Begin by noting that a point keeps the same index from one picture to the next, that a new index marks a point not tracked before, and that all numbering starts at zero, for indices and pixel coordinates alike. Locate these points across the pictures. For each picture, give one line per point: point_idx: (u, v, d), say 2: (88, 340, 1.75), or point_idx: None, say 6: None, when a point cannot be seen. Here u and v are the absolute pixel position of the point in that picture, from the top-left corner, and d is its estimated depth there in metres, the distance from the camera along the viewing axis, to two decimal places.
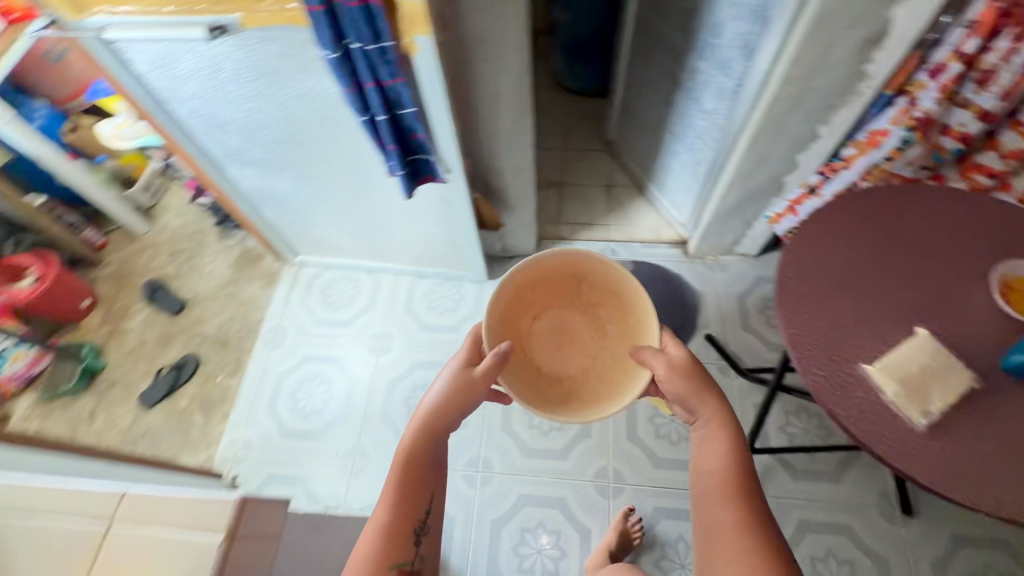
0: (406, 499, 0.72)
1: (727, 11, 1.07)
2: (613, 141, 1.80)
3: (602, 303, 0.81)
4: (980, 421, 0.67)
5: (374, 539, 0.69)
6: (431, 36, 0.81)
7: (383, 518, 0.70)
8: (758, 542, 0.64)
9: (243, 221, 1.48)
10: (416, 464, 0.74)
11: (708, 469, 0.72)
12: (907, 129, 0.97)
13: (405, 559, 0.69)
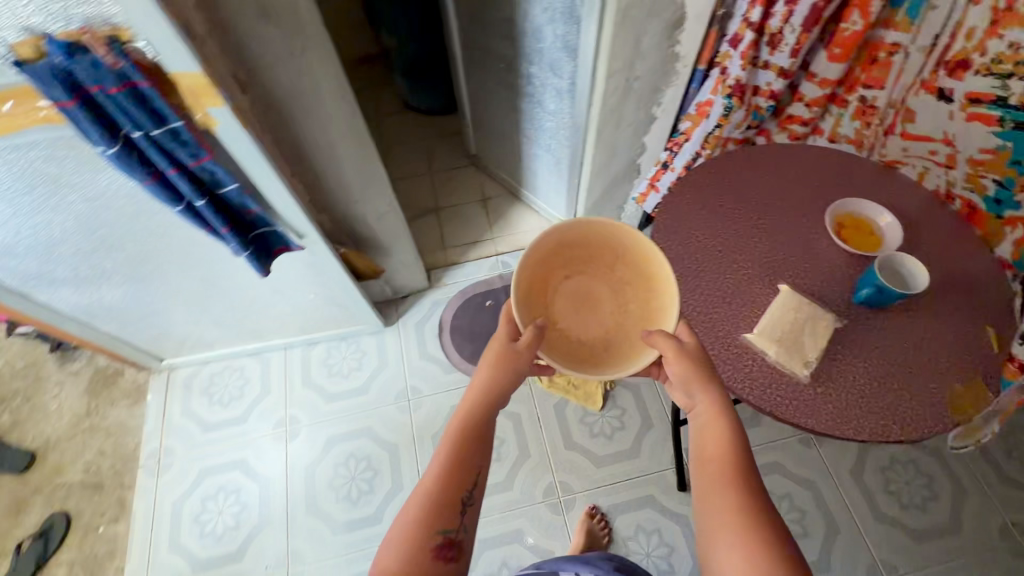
0: (447, 463, 0.58)
1: (540, 15, 1.07)
2: (477, 155, 1.78)
3: (631, 272, 0.69)
4: (850, 357, 0.72)
5: (412, 510, 0.55)
6: (227, 106, 0.70)
7: (424, 483, 0.57)
8: (772, 548, 0.49)
9: (79, 343, 1.26)
10: (464, 425, 0.61)
11: (709, 454, 0.58)
12: (726, 96, 1.02)
13: (448, 529, 0.55)
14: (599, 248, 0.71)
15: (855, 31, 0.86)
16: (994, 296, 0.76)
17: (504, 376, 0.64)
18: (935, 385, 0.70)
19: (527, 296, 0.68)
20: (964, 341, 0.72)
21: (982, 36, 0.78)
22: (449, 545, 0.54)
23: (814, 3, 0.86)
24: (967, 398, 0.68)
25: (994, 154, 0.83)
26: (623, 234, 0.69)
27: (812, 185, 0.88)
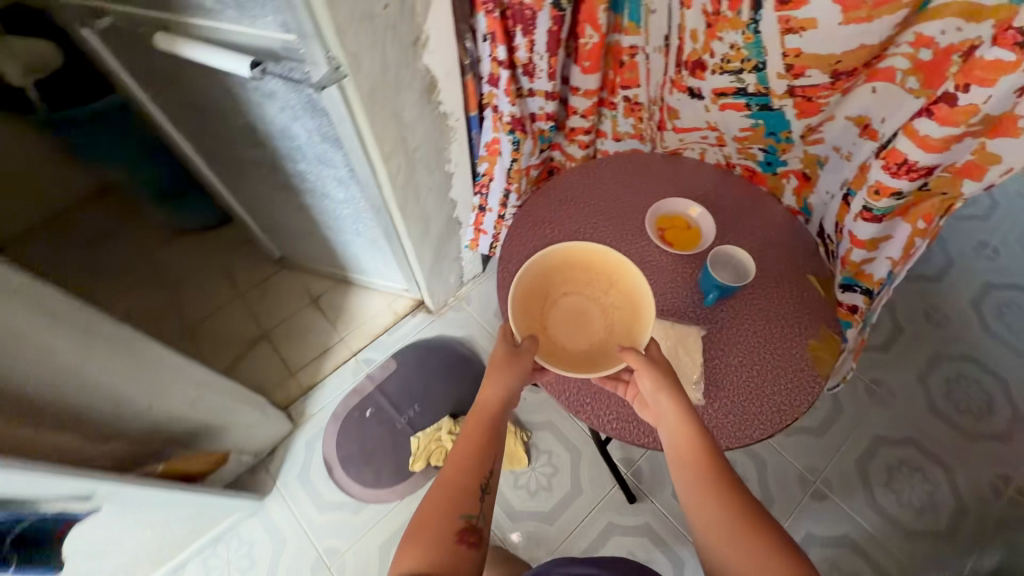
0: (470, 451, 0.70)
1: (279, 114, 0.91)
2: (284, 255, 1.54)
3: (622, 305, 0.75)
4: (727, 357, 0.74)
5: (447, 492, 0.67)
6: None
7: (454, 471, 0.69)
8: (761, 538, 0.59)
9: None
10: (482, 416, 0.72)
11: (684, 454, 0.66)
12: (509, 132, 1.00)
13: (470, 512, 0.67)
14: (593, 271, 0.76)
15: (595, 42, 0.88)
16: (802, 245, 0.83)
17: (509, 382, 0.71)
18: (799, 351, 0.75)
19: (525, 303, 0.73)
20: (801, 297, 0.78)
21: (704, 37, 0.71)
22: (470, 529, 0.66)
23: (550, 28, 0.86)
24: (825, 350, 0.74)
25: (751, 131, 0.78)
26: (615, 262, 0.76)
27: (620, 203, 0.89)
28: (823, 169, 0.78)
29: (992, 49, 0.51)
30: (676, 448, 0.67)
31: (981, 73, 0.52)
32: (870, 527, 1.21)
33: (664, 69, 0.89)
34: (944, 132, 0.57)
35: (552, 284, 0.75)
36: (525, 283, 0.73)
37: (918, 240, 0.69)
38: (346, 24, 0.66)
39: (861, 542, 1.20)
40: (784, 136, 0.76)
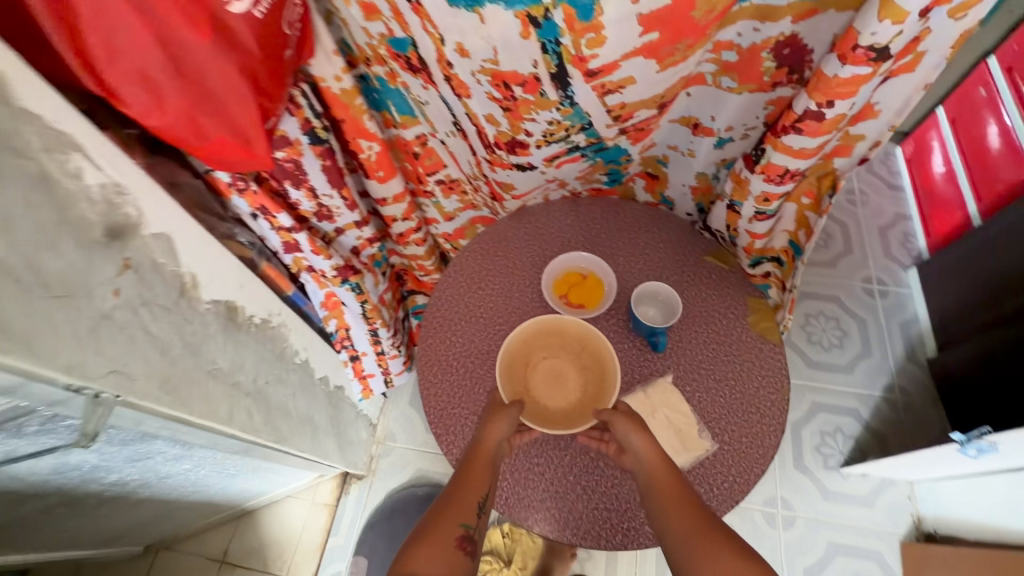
0: (479, 472, 0.64)
1: (39, 464, 0.62)
2: (147, 545, 1.16)
3: (596, 366, 0.71)
4: (703, 385, 0.72)
5: (451, 503, 0.62)
6: None
7: (460, 488, 0.63)
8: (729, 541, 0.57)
9: None
10: (482, 451, 0.65)
11: (657, 479, 0.63)
12: (343, 281, 0.83)
13: (469, 522, 0.60)
14: (566, 337, 0.72)
15: (378, 150, 0.76)
16: (684, 236, 0.82)
17: (501, 426, 0.66)
18: (749, 337, 0.75)
19: (507, 362, 0.71)
20: (714, 283, 0.78)
21: (507, 121, 0.66)
22: (468, 540, 0.59)
23: (324, 166, 0.71)
24: (767, 319, 0.76)
25: (591, 167, 0.78)
26: (585, 330, 0.72)
27: (510, 297, 0.80)
28: (668, 167, 0.83)
29: (844, 67, 0.53)
30: (645, 475, 0.64)
31: (841, 89, 0.55)
32: (821, 382, 1.35)
33: (467, 149, 0.78)
34: (816, 141, 0.61)
35: (534, 347, 0.72)
36: (511, 343, 0.72)
37: (808, 215, 0.76)
38: (79, 354, 0.44)
39: (820, 400, 1.33)
40: (623, 161, 0.77)
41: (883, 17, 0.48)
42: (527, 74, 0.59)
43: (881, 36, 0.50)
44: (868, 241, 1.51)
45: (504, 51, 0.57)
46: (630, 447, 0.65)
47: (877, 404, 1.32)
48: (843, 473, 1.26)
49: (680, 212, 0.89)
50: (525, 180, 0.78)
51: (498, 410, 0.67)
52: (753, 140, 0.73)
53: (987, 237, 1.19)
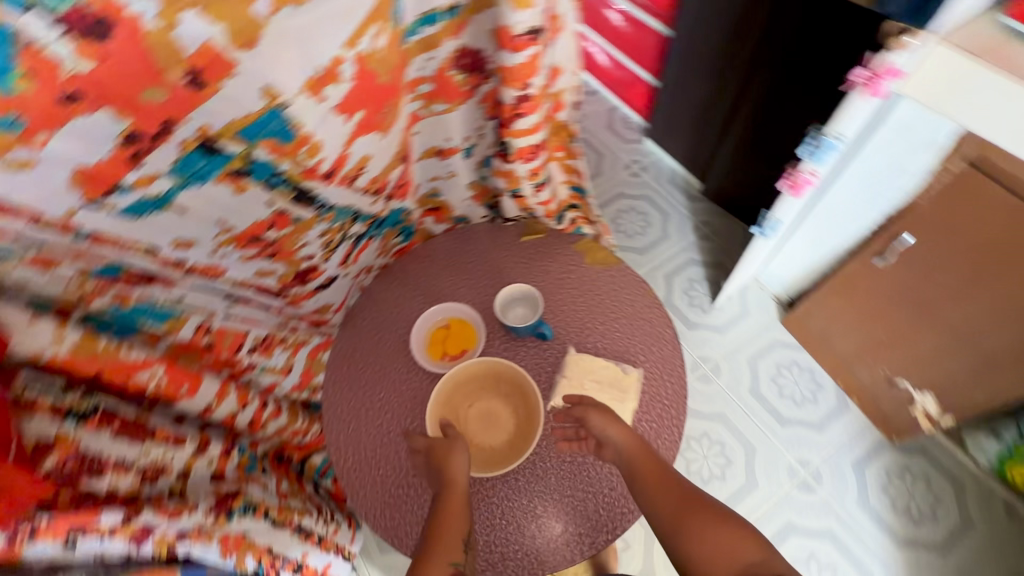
0: (456, 510, 0.62)
1: None
2: None
3: (517, 391, 0.72)
4: (596, 335, 0.78)
5: (434, 546, 0.60)
6: None
7: (437, 530, 0.61)
8: (715, 513, 0.60)
9: None
10: (454, 488, 0.64)
11: (640, 466, 0.65)
12: (235, 514, 0.67)
13: (457, 558, 0.59)
14: (481, 379, 0.73)
15: (162, 370, 0.67)
16: (490, 240, 0.85)
17: (460, 459, 0.65)
18: (598, 272, 0.81)
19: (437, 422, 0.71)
20: (542, 252, 0.83)
21: (285, 263, 0.73)
22: None
23: (115, 430, 0.62)
24: (597, 251, 0.83)
25: (382, 237, 0.85)
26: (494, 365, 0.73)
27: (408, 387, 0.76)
28: (442, 195, 0.87)
29: (515, 54, 0.60)
30: (626, 461, 0.66)
31: (523, 72, 0.62)
32: (656, 258, 1.56)
33: (263, 305, 0.79)
34: (536, 115, 0.69)
35: (458, 399, 0.73)
36: (435, 406, 0.71)
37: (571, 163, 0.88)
38: None
39: (666, 271, 1.54)
40: (404, 218, 0.84)
41: (516, 8, 0.55)
42: (268, 216, 0.65)
43: (524, 22, 0.57)
44: (606, 139, 1.77)
45: (230, 217, 0.62)
46: (609, 444, 0.67)
47: (697, 243, 1.58)
48: (716, 306, 1.45)
49: (478, 219, 0.92)
50: (336, 292, 0.86)
51: (450, 447, 0.66)
52: (489, 137, 0.77)
53: (670, 92, 1.48)
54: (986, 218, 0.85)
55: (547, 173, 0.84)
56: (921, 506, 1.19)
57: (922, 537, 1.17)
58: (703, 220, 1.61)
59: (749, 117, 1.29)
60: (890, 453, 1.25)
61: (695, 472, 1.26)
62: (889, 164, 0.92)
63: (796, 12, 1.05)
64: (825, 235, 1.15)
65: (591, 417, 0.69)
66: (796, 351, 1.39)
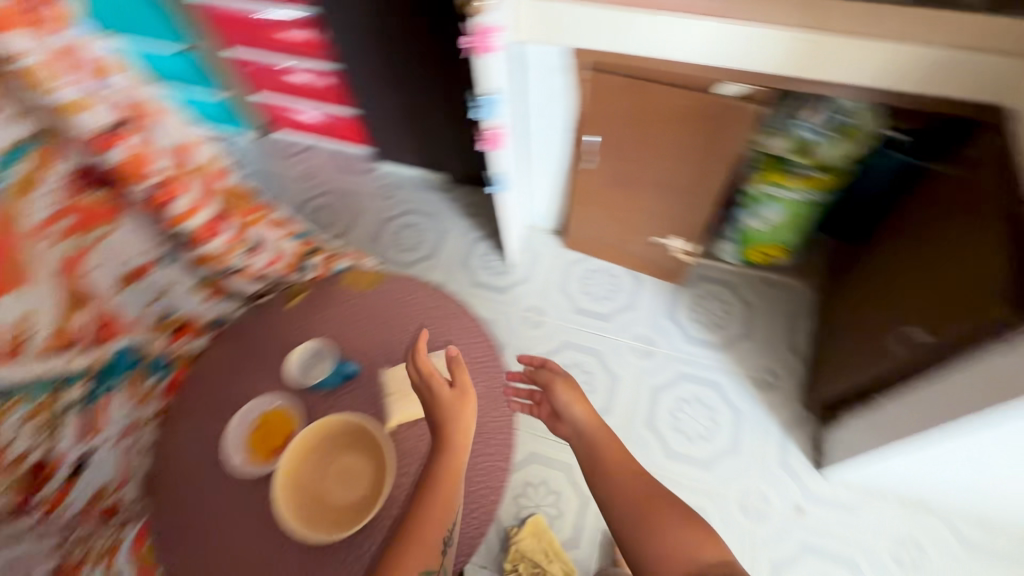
0: (441, 501, 0.64)
1: None
2: None
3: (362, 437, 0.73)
4: (398, 341, 0.81)
5: (411, 542, 0.62)
6: None
7: (419, 519, 0.63)
8: (675, 511, 0.69)
9: None
10: (450, 462, 0.66)
11: (612, 465, 0.74)
12: None
13: (432, 564, 0.62)
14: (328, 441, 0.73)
15: None
16: (259, 324, 0.84)
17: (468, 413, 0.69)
18: (370, 292, 0.85)
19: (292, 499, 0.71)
20: (314, 304, 0.85)
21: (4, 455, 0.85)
22: None
23: None
24: (363, 276, 0.88)
25: (132, 381, 1.02)
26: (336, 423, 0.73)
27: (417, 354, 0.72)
28: (171, 315, 1.09)
29: (107, 151, 0.91)
30: (585, 438, 0.78)
31: (126, 164, 0.93)
32: (447, 253, 1.69)
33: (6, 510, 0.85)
34: (182, 196, 1.01)
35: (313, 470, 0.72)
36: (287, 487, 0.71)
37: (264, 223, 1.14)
38: None
39: (461, 257, 1.67)
40: (138, 359, 1.04)
41: (85, 114, 0.86)
42: None
43: (91, 121, 0.87)
44: (352, 182, 1.86)
45: None
46: (560, 409, 0.80)
47: (471, 221, 1.72)
48: (511, 263, 1.62)
49: (220, 312, 1.11)
50: (101, 468, 0.96)
51: (458, 403, 0.69)
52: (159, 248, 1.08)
53: (376, 116, 1.59)
54: (621, 100, 1.11)
55: (253, 240, 1.11)
56: (720, 315, 1.49)
57: (733, 335, 1.46)
58: (465, 201, 1.76)
59: (441, 105, 1.46)
60: (684, 291, 1.53)
61: None
62: (543, 97, 1.20)
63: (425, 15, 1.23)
64: (540, 167, 1.41)
65: (559, 381, 0.80)
66: (585, 261, 1.61)
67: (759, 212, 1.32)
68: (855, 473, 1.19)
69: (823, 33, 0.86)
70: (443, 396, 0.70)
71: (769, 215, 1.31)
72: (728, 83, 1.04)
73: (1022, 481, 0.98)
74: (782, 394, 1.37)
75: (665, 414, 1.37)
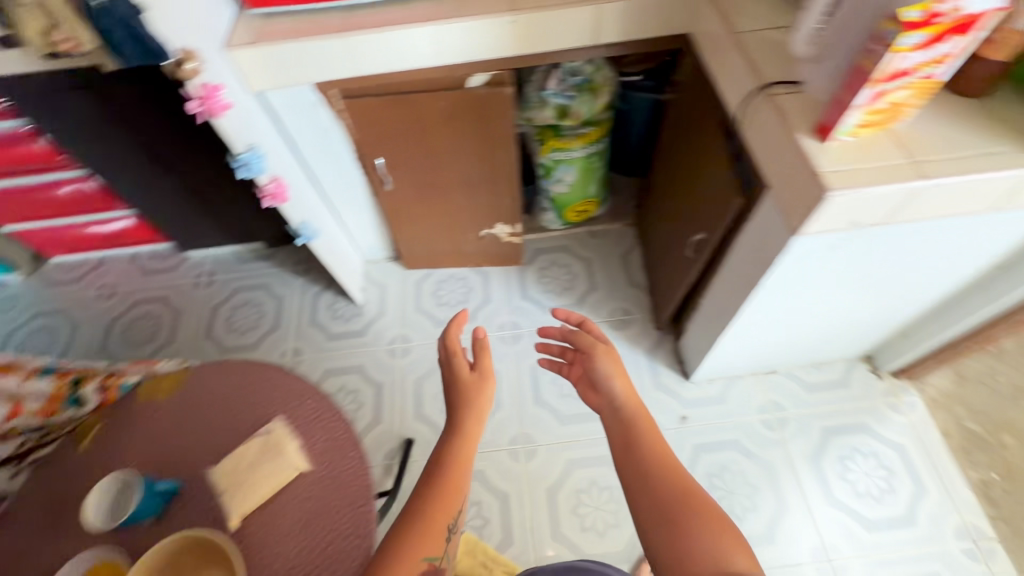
0: (451, 490, 0.70)
1: None
2: None
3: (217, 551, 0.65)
4: (222, 436, 0.75)
5: (421, 537, 0.65)
6: None
7: (430, 507, 0.68)
8: (709, 510, 0.65)
9: None
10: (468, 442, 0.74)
11: (644, 459, 0.71)
12: None
13: (433, 555, 0.65)
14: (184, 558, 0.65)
15: None
16: (58, 478, 0.74)
17: (486, 396, 0.77)
18: (179, 396, 0.78)
19: None
20: (115, 430, 0.76)
21: None
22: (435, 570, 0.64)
23: None
24: (166, 384, 0.79)
25: None
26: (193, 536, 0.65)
27: (450, 335, 0.81)
28: None
29: None
30: (616, 413, 0.77)
31: None
32: (291, 318, 1.61)
33: None
34: None
35: None
36: None
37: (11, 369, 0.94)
38: None
39: (309, 314, 1.61)
40: None
41: None
42: None
43: None
44: (161, 283, 1.70)
45: None
46: (591, 373, 0.82)
47: (306, 278, 1.67)
48: (363, 303, 1.61)
49: None
50: None
51: (476, 391, 0.77)
52: None
53: (153, 209, 1.44)
54: (386, 119, 1.14)
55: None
56: (566, 279, 1.58)
57: (581, 292, 1.56)
58: (294, 261, 1.70)
59: (217, 178, 1.36)
60: (528, 270, 1.61)
61: None
62: (314, 138, 1.19)
63: (137, 92, 1.12)
64: (348, 202, 1.41)
65: (595, 344, 0.84)
66: (433, 273, 1.64)
67: (558, 178, 1.44)
68: (712, 369, 1.32)
69: (528, 11, 0.97)
70: (464, 377, 0.78)
71: (567, 178, 1.43)
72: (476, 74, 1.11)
73: (844, 328, 1.17)
74: (637, 325, 1.49)
75: (549, 385, 1.41)
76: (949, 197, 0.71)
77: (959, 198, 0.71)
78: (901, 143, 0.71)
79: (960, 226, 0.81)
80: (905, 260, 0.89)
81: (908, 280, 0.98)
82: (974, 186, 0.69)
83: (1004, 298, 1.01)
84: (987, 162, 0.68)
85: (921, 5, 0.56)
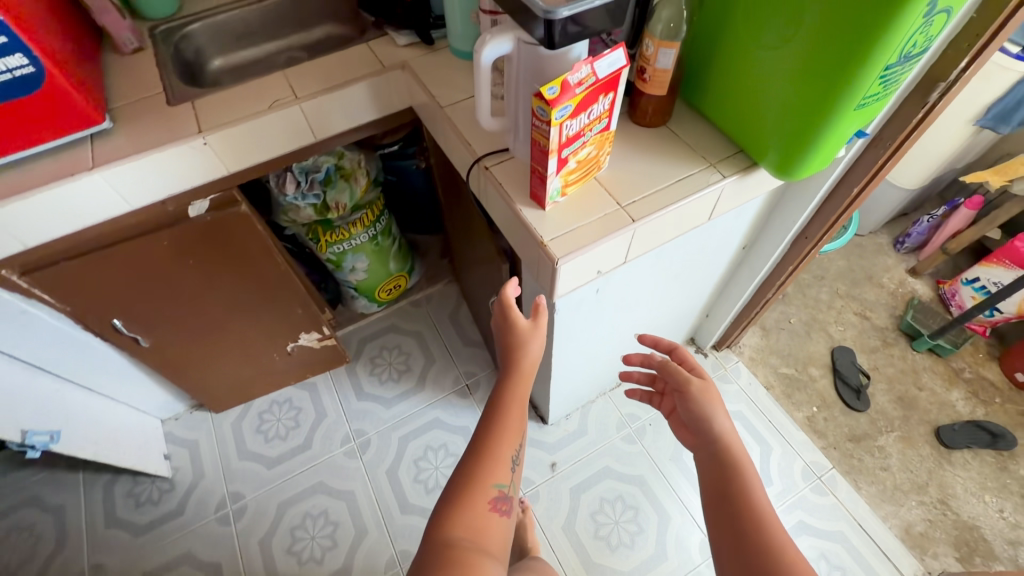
0: (514, 419, 0.71)
1: None
2: None
3: None
4: None
5: (489, 464, 0.66)
6: None
7: (496, 442, 0.68)
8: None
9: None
10: (525, 370, 0.73)
11: (737, 511, 0.62)
12: None
13: (500, 483, 0.66)
14: None
15: None
16: None
17: (537, 338, 0.75)
18: None
19: None
20: None
21: None
22: (500, 498, 0.65)
23: None
24: None
25: None
26: None
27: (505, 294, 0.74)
28: None
29: None
30: (711, 456, 0.68)
31: None
32: (79, 526, 1.28)
33: None
34: None
35: None
36: None
37: None
38: None
39: (104, 512, 1.29)
40: None
41: None
42: None
43: None
44: None
45: None
46: (682, 412, 0.74)
47: (89, 468, 1.35)
48: (174, 473, 1.33)
49: None
50: None
51: (529, 333, 0.74)
52: None
53: None
54: (98, 279, 0.94)
55: None
56: (401, 361, 1.48)
57: (420, 370, 1.46)
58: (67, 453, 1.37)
59: None
60: (358, 364, 1.48)
61: (307, 557, 1.22)
62: (11, 335, 0.95)
63: None
64: (103, 371, 1.16)
65: (689, 380, 0.75)
66: (252, 404, 1.43)
67: (350, 268, 1.34)
68: (561, 409, 1.30)
69: (223, 127, 0.86)
70: (521, 326, 0.74)
71: (360, 266, 1.34)
72: (197, 200, 0.95)
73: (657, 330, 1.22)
74: (483, 386, 1.43)
75: (411, 485, 1.29)
76: (663, 227, 0.74)
77: (671, 224, 0.74)
78: (608, 190, 0.73)
79: (692, 237, 0.86)
80: (666, 271, 0.93)
81: (679, 282, 1.03)
82: (677, 211, 0.73)
83: (760, 273, 1.10)
84: (678, 189, 0.73)
85: (557, 81, 0.56)
